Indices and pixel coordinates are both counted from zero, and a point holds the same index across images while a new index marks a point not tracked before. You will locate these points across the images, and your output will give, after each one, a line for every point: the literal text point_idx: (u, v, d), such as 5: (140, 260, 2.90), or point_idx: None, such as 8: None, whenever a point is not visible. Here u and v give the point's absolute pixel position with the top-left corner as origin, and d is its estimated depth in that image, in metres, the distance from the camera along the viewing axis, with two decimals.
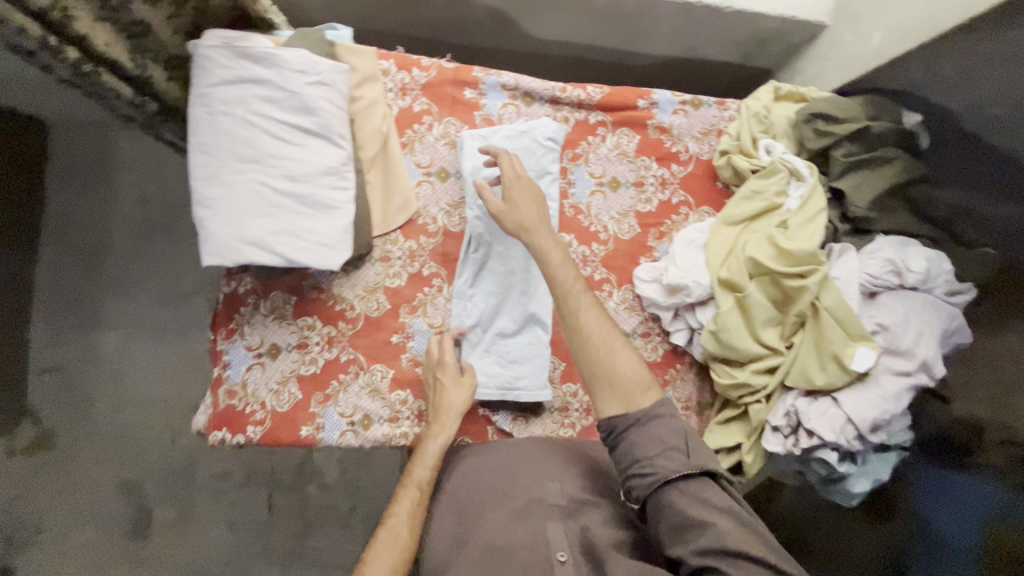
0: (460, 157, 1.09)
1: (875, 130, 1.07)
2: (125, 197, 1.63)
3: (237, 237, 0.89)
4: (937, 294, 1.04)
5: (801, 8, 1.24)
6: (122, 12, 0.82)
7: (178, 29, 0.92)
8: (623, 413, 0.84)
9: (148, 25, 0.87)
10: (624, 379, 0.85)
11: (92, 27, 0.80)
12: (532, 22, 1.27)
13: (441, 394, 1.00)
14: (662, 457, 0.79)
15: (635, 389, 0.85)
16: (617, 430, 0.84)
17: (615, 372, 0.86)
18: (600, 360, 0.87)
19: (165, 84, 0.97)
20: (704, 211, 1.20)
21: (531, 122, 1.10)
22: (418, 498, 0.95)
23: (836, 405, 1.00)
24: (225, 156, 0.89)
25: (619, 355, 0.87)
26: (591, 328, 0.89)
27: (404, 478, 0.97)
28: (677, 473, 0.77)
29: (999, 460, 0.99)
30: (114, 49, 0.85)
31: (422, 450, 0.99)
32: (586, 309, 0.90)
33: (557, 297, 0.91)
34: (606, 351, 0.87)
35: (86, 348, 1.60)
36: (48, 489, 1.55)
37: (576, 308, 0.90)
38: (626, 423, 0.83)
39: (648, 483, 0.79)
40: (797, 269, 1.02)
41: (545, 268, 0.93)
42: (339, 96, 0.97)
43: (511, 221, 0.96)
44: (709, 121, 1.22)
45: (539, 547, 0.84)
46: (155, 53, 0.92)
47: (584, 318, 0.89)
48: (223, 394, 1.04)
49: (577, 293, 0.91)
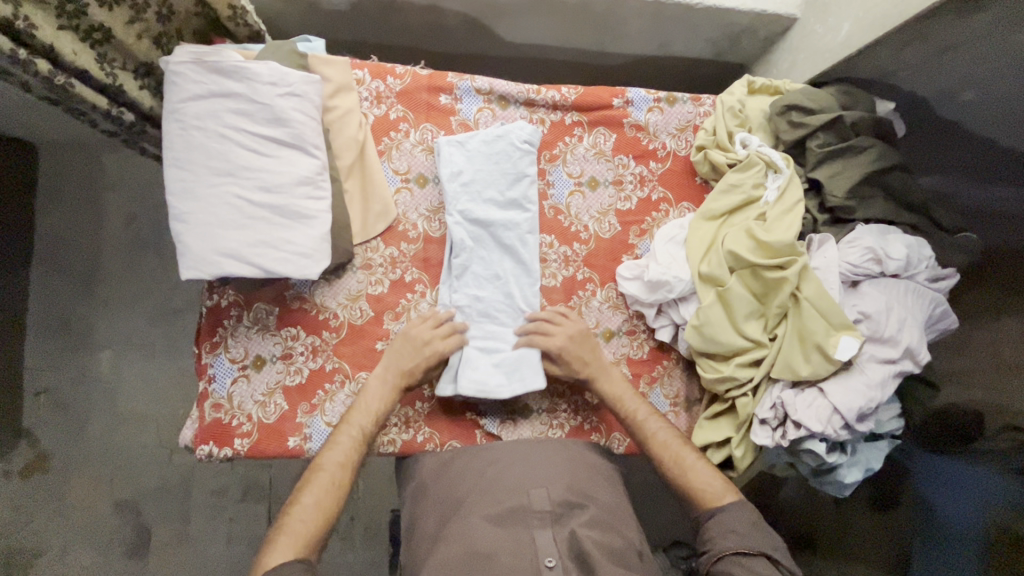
0: (437, 163, 1.10)
1: (848, 120, 1.08)
2: (113, 218, 1.64)
3: (214, 250, 0.89)
4: (919, 280, 1.03)
5: (771, 1, 1.24)
6: (80, 17, 0.84)
7: (142, 33, 0.94)
8: (708, 503, 0.96)
9: (108, 30, 0.88)
10: (701, 491, 0.97)
11: (55, 35, 0.81)
12: (506, 26, 1.28)
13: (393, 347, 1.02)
14: (720, 536, 0.91)
15: (714, 494, 0.97)
16: (706, 517, 0.95)
17: (692, 482, 0.98)
18: (676, 472, 1.00)
19: (138, 92, 0.97)
20: (684, 207, 1.21)
21: (507, 126, 1.10)
22: (358, 443, 0.95)
23: (823, 396, 1.00)
24: (199, 171, 0.91)
25: (695, 467, 1.00)
26: (666, 444, 1.02)
27: (342, 424, 0.96)
28: (733, 550, 0.89)
29: (1004, 448, 0.99)
30: (82, 57, 0.85)
31: (364, 400, 0.99)
32: (658, 427, 1.04)
33: (629, 417, 1.04)
34: (680, 465, 1.00)
35: (81, 368, 1.60)
36: (46, 512, 1.54)
37: (648, 426, 1.03)
38: (709, 512, 0.95)
39: (709, 555, 0.91)
40: (776, 260, 1.02)
41: (612, 394, 1.05)
42: (311, 106, 0.98)
43: (579, 373, 1.05)
44: (685, 117, 1.22)
45: (526, 551, 0.82)
46: (123, 61, 0.93)
47: (659, 437, 1.02)
48: (209, 408, 1.03)
49: (648, 412, 1.05)
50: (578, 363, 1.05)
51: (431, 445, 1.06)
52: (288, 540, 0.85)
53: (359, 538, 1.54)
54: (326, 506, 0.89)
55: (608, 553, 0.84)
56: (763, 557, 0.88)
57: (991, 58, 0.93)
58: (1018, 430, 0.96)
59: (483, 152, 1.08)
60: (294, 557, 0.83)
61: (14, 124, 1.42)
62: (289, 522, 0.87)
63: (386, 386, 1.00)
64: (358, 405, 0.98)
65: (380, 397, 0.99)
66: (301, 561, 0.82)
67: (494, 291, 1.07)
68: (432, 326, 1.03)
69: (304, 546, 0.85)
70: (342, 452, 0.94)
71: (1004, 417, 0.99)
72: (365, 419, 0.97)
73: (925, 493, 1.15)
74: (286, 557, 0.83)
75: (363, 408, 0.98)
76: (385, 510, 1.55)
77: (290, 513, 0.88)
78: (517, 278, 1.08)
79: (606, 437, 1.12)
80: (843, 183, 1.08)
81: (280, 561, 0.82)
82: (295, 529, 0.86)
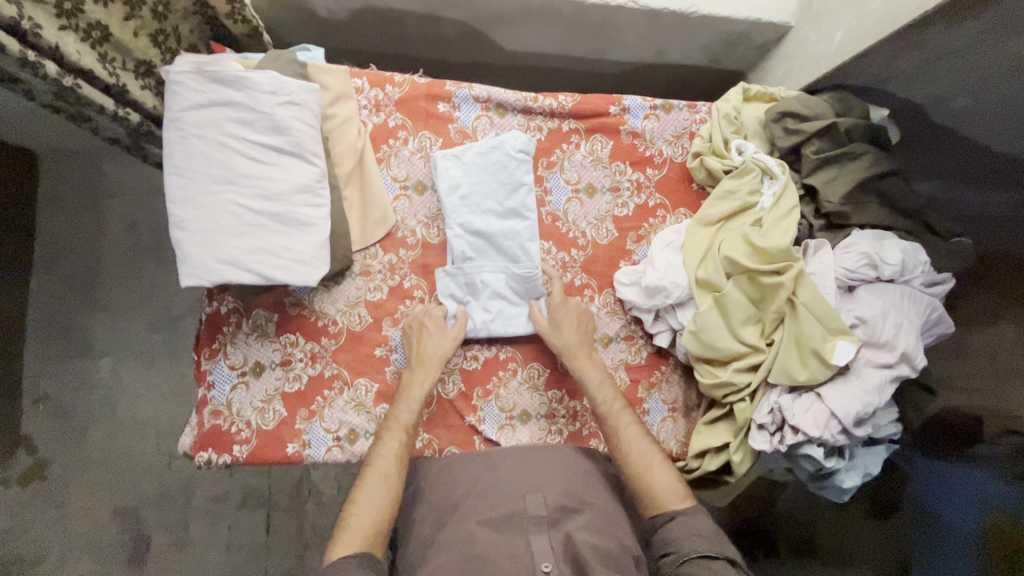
0: (434, 172, 1.10)
1: (843, 127, 1.09)
2: (113, 225, 1.65)
3: (213, 257, 0.90)
4: (915, 285, 1.04)
5: (765, 10, 1.26)
6: (79, 16, 0.84)
7: (138, 31, 0.96)
8: (661, 509, 0.97)
9: (105, 28, 0.89)
10: (659, 496, 0.98)
11: (59, 36, 0.82)
12: (505, 34, 1.30)
13: (423, 341, 1.03)
14: (685, 538, 0.92)
15: (671, 499, 0.98)
16: (658, 522, 0.96)
17: (651, 485, 0.99)
18: (638, 473, 1.00)
19: (139, 92, 0.99)
20: (681, 213, 1.21)
21: (501, 136, 1.10)
22: (404, 440, 0.98)
23: (820, 400, 1.00)
24: (199, 178, 0.91)
25: (658, 471, 1.00)
26: (632, 444, 1.02)
27: (387, 420, 0.99)
28: (697, 553, 0.89)
29: (1005, 454, 0.99)
30: (86, 57, 0.86)
31: (406, 394, 1.01)
32: (626, 427, 1.03)
33: (600, 414, 1.04)
34: (646, 466, 1.00)
35: (80, 375, 1.60)
36: (44, 519, 1.54)
37: (617, 426, 1.03)
38: (665, 517, 0.96)
39: (674, 557, 0.91)
40: (772, 266, 1.03)
41: (586, 389, 1.05)
42: (310, 115, 0.99)
43: (554, 341, 1.06)
44: (681, 124, 1.23)
45: (523, 558, 0.82)
46: (123, 60, 0.95)
47: (627, 437, 1.02)
48: (208, 414, 1.04)
49: (618, 412, 1.04)
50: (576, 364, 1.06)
51: (430, 451, 1.07)
52: (352, 534, 0.89)
53: None
54: (384, 502, 0.92)
55: (602, 557, 0.84)
56: (725, 559, 0.89)
57: (982, 65, 0.94)
58: (1017, 434, 0.96)
59: (479, 164, 1.09)
60: (355, 551, 0.87)
61: (15, 132, 1.43)
62: (349, 517, 0.91)
63: (429, 380, 1.01)
64: (402, 400, 1.00)
65: (420, 387, 1.01)
66: (362, 557, 0.86)
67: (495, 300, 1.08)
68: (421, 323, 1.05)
69: (369, 540, 0.89)
70: (392, 448, 0.97)
71: (1002, 421, 0.99)
72: (408, 415, 0.99)
73: (929, 501, 1.15)
74: (352, 549, 0.87)
75: (404, 403, 1.00)
76: None
77: (349, 513, 0.91)
78: (519, 285, 1.08)
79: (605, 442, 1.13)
80: (839, 189, 1.09)
81: (345, 554, 0.86)
82: (353, 526, 0.90)
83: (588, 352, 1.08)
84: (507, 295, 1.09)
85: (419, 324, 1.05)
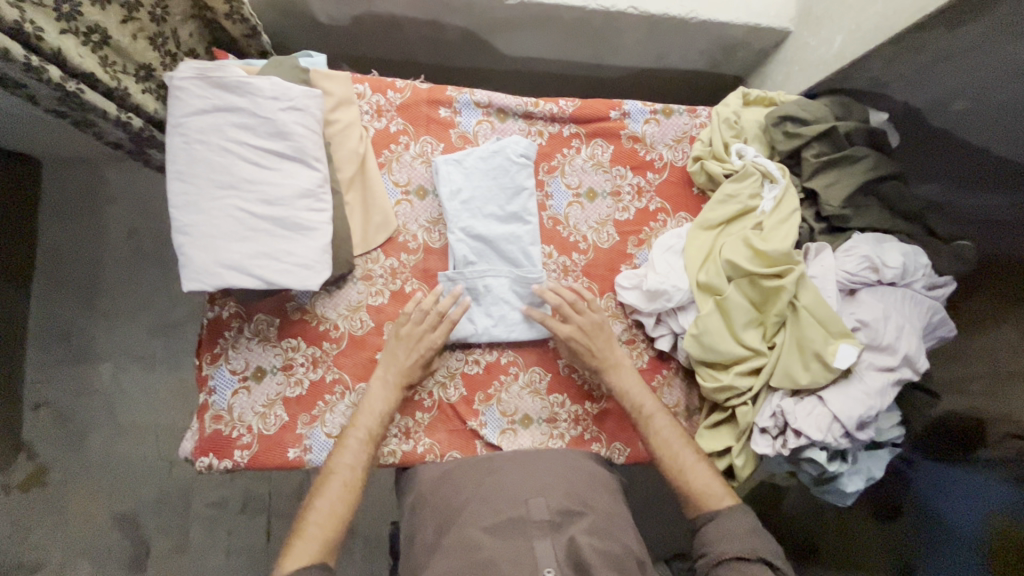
0: (436, 178, 1.11)
1: (843, 131, 1.10)
2: (116, 231, 1.65)
3: (215, 261, 0.90)
4: (916, 288, 1.04)
5: (764, 15, 1.27)
6: (78, 19, 0.85)
7: (137, 33, 0.96)
8: (703, 508, 0.98)
9: (104, 32, 0.90)
10: (701, 493, 0.98)
11: (61, 39, 0.83)
12: (505, 40, 1.31)
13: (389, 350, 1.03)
14: (722, 540, 0.92)
15: (715, 495, 0.98)
16: (701, 520, 0.97)
17: (693, 485, 0.99)
18: (676, 470, 1.01)
19: (140, 95, 1.00)
20: (682, 217, 1.22)
21: (502, 140, 1.11)
22: (367, 445, 0.98)
23: (822, 404, 1.00)
24: (201, 183, 0.92)
25: (695, 469, 1.01)
26: (668, 443, 1.03)
27: (348, 426, 0.99)
28: (730, 554, 0.90)
29: (1005, 457, 0.98)
30: (88, 60, 0.87)
31: (368, 400, 1.01)
32: (662, 425, 1.04)
33: (635, 413, 1.06)
34: (683, 463, 1.01)
35: (80, 381, 1.60)
36: (43, 526, 1.54)
37: (653, 424, 1.04)
38: (708, 515, 0.96)
39: (709, 558, 0.92)
40: (773, 269, 1.03)
41: (621, 390, 1.07)
42: (313, 120, 1.00)
43: (584, 341, 1.06)
44: (681, 129, 1.23)
45: (525, 563, 0.80)
46: (123, 63, 0.96)
47: (662, 435, 1.03)
48: (209, 420, 1.03)
49: (652, 409, 1.06)
50: (595, 345, 1.07)
51: (431, 456, 1.06)
52: (307, 544, 0.89)
53: (360, 552, 1.53)
54: (341, 511, 0.93)
55: (606, 560, 0.82)
56: (761, 561, 0.88)
57: (981, 68, 0.95)
58: (1017, 437, 0.96)
59: (481, 169, 1.09)
60: (308, 563, 0.86)
61: (18, 139, 1.44)
62: (306, 525, 0.91)
63: (389, 389, 1.01)
64: (363, 409, 1.00)
65: (382, 398, 1.01)
66: (317, 564, 0.86)
67: (496, 304, 1.08)
68: (428, 322, 1.04)
69: (324, 549, 0.89)
70: (353, 453, 0.97)
71: (1005, 425, 0.99)
72: (370, 421, 0.99)
73: (929, 505, 1.14)
74: (302, 562, 0.86)
75: (366, 412, 1.00)
76: (384, 523, 1.55)
77: (308, 519, 0.91)
78: (522, 285, 1.08)
79: (606, 446, 1.12)
80: (839, 192, 1.09)
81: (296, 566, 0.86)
82: (309, 535, 0.90)
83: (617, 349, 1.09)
84: (508, 299, 1.08)
85: (408, 327, 1.03)
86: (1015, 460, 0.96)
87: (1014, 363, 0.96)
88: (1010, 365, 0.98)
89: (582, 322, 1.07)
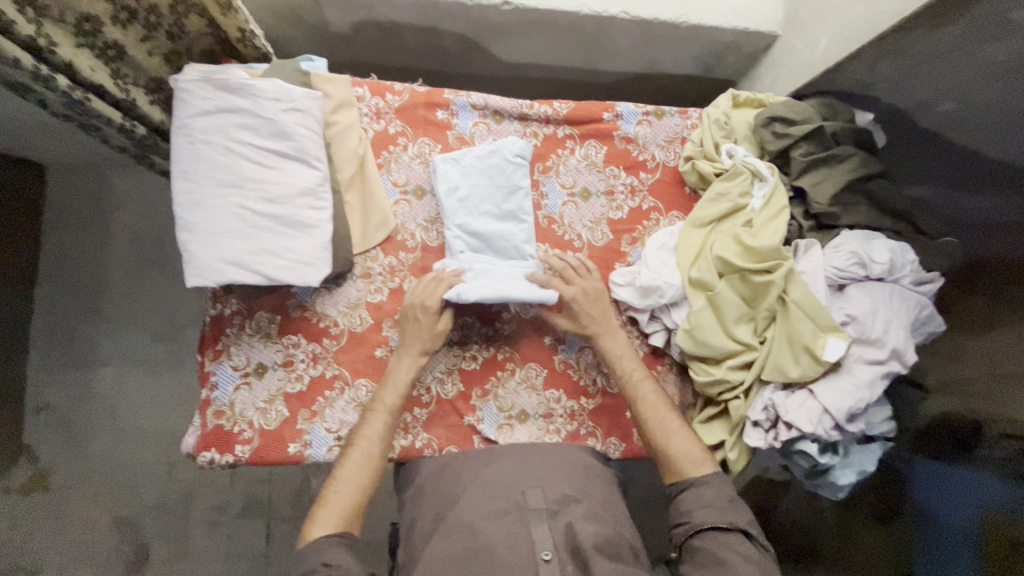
0: (433, 178, 1.13)
1: (829, 131, 1.13)
2: (119, 235, 1.68)
3: (218, 257, 0.93)
4: (904, 284, 1.06)
5: (753, 19, 1.30)
6: (96, 36, 0.89)
7: (152, 51, 1.00)
8: (680, 476, 1.00)
9: (122, 48, 0.94)
10: (680, 459, 1.01)
11: (74, 53, 0.86)
12: (500, 46, 1.34)
13: (410, 322, 1.04)
14: (701, 510, 0.95)
15: (693, 463, 1.00)
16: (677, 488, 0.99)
17: (673, 453, 1.01)
18: (659, 437, 1.03)
19: (149, 106, 1.04)
20: (674, 216, 1.24)
21: (499, 141, 1.13)
22: (389, 420, 1.01)
23: (813, 397, 1.02)
24: (205, 182, 0.95)
25: (677, 436, 1.02)
26: (652, 410, 1.04)
27: (373, 400, 1.02)
28: (711, 524, 0.93)
29: (1003, 457, 0.98)
30: (99, 73, 0.91)
31: (392, 374, 1.03)
32: (648, 393, 1.06)
33: (621, 381, 1.08)
34: (666, 431, 1.03)
35: (82, 385, 1.62)
36: (44, 529, 1.55)
37: (639, 394, 1.06)
38: (684, 483, 0.99)
39: (687, 527, 0.95)
40: (763, 264, 1.06)
41: (610, 358, 1.09)
42: (313, 121, 1.03)
43: (578, 319, 1.10)
44: (672, 130, 1.26)
45: (521, 546, 0.83)
46: (135, 77, 1.00)
47: (647, 403, 1.05)
48: (210, 415, 1.05)
49: (638, 378, 1.07)
50: (592, 317, 1.10)
51: (430, 451, 1.08)
52: (330, 514, 0.92)
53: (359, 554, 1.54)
54: (363, 482, 0.96)
55: (602, 546, 0.85)
56: (741, 531, 0.92)
57: (961, 69, 0.98)
58: (1016, 437, 0.96)
59: (477, 168, 1.11)
60: (333, 531, 0.90)
61: (25, 145, 1.47)
62: (329, 496, 0.95)
63: (415, 362, 1.04)
64: (389, 384, 1.02)
65: (405, 368, 1.03)
66: (340, 535, 0.90)
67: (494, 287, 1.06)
68: (435, 294, 1.04)
69: (346, 520, 0.93)
70: (375, 426, 1.00)
71: (1003, 425, 0.99)
72: (393, 396, 1.02)
73: (929, 504, 1.14)
74: (330, 527, 0.91)
75: (390, 386, 1.02)
76: (384, 524, 1.56)
77: (331, 488, 0.95)
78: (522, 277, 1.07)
79: (602, 441, 1.14)
80: (827, 190, 1.12)
81: (321, 534, 0.90)
82: (333, 505, 0.93)
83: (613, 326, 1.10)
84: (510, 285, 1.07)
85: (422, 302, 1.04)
86: (1014, 460, 0.96)
87: (1013, 365, 0.97)
88: (1005, 364, 0.99)
89: (580, 297, 1.09)
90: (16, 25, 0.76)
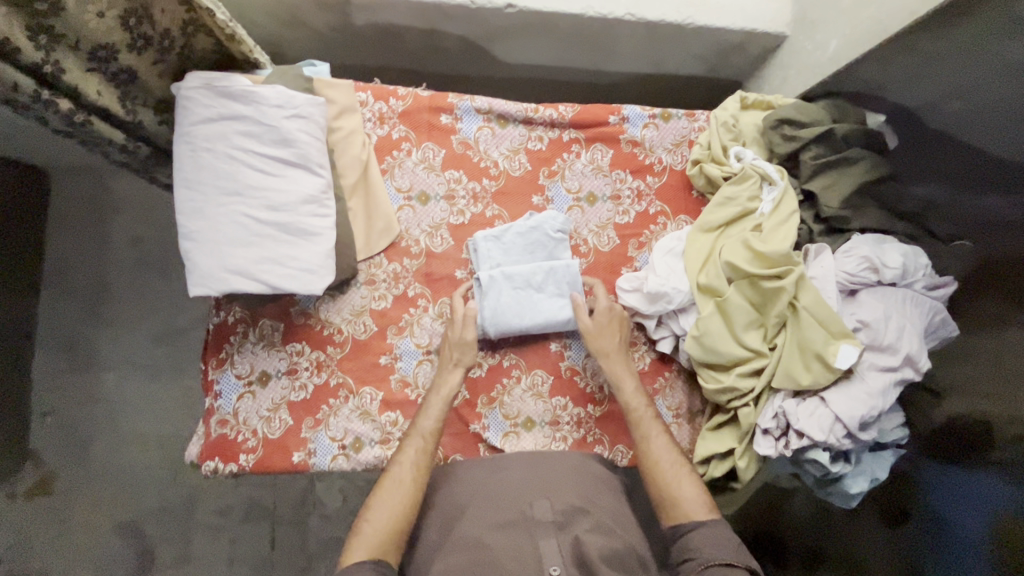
0: (475, 261, 1.11)
1: (840, 133, 1.11)
2: (123, 239, 1.67)
3: (221, 267, 0.92)
4: (916, 289, 1.04)
5: (761, 20, 1.28)
6: (110, 62, 0.90)
7: (163, 74, 0.99)
8: (682, 521, 0.97)
9: (134, 73, 0.94)
10: (684, 503, 0.98)
11: (83, 78, 0.88)
12: (505, 48, 1.33)
13: (450, 345, 1.05)
14: (700, 537, 0.94)
15: (696, 508, 0.97)
16: (680, 532, 0.96)
17: (678, 494, 0.99)
18: (666, 480, 1.00)
19: (156, 127, 1.03)
20: (681, 220, 1.23)
21: (539, 216, 1.13)
22: (423, 447, 0.98)
23: (824, 404, 1.00)
24: (207, 191, 0.94)
25: (685, 481, 1.00)
26: (660, 453, 1.02)
27: (410, 428, 1.00)
28: (721, 560, 0.90)
29: (1014, 459, 0.96)
30: (106, 97, 0.92)
31: (430, 400, 1.02)
32: (657, 436, 1.03)
33: (630, 420, 1.06)
34: (674, 475, 1.00)
35: (85, 389, 1.62)
36: (48, 534, 1.55)
37: (647, 434, 1.04)
38: (689, 526, 0.96)
39: (696, 562, 0.91)
40: (774, 270, 1.04)
41: (620, 395, 1.07)
42: (316, 128, 1.02)
43: (593, 345, 1.07)
44: (680, 133, 1.25)
45: (528, 561, 0.81)
46: (144, 98, 0.99)
47: (653, 444, 1.03)
48: (215, 424, 1.05)
49: (649, 418, 1.05)
50: (606, 346, 1.08)
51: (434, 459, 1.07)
52: (369, 540, 0.89)
53: None
54: (387, 491, 0.94)
55: (607, 557, 0.82)
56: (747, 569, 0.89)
57: (973, 71, 0.96)
58: None
59: (518, 245, 1.11)
60: (368, 557, 0.87)
61: (26, 148, 1.46)
62: (364, 527, 0.91)
63: (458, 372, 1.03)
64: (430, 405, 1.01)
65: (450, 384, 1.03)
66: (373, 562, 0.87)
67: (534, 322, 1.09)
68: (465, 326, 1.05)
69: (387, 548, 0.89)
70: (411, 454, 0.97)
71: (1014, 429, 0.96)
72: (429, 423, 1.00)
73: (937, 507, 1.11)
74: (367, 554, 0.88)
75: (430, 412, 1.01)
76: None
77: (364, 517, 0.92)
78: (551, 280, 1.11)
79: (610, 449, 1.13)
80: (837, 194, 1.11)
81: (359, 558, 0.87)
82: (367, 532, 0.90)
83: (625, 356, 1.09)
84: (541, 291, 1.11)
85: (456, 330, 1.05)
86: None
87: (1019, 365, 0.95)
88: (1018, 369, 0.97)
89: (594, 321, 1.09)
90: (22, 52, 0.80)
